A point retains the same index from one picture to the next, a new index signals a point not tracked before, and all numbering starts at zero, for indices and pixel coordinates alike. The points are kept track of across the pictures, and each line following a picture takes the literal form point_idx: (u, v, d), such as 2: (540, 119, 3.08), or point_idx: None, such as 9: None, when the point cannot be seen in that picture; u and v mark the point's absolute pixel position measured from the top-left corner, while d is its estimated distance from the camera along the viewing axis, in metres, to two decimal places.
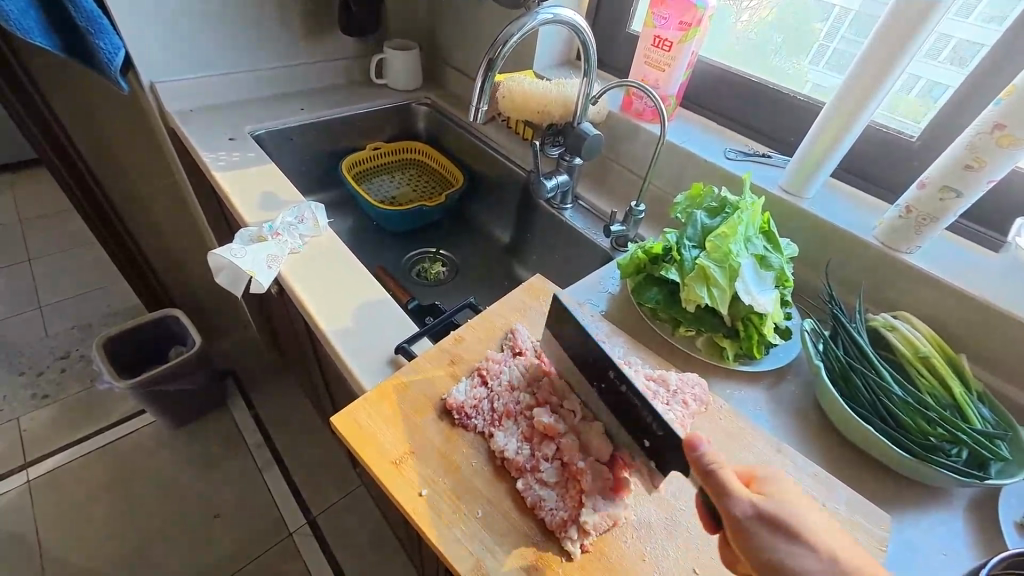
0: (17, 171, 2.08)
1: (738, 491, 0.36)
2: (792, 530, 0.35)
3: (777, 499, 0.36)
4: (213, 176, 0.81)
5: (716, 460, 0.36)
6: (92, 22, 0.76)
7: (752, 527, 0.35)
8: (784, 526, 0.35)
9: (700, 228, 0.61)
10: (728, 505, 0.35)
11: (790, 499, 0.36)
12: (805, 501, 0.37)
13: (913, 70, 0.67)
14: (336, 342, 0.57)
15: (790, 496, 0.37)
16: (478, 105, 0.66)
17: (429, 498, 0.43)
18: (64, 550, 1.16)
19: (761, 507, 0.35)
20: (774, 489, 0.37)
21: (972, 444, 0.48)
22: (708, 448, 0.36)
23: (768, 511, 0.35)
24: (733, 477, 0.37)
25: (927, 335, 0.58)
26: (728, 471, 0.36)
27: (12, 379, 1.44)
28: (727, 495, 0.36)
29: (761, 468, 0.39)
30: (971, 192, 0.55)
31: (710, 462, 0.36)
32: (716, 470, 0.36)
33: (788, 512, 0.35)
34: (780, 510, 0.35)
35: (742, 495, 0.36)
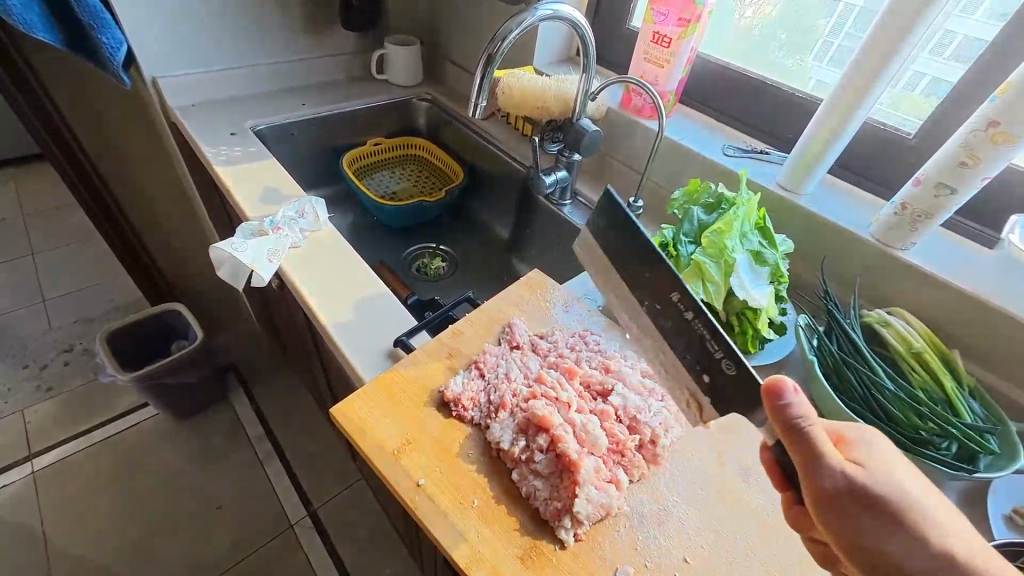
0: (19, 165, 2.10)
1: (832, 456, 0.34)
2: (883, 497, 0.33)
3: (870, 466, 0.34)
4: (215, 171, 0.82)
5: (811, 422, 0.33)
6: (94, 17, 0.77)
7: (839, 492, 0.34)
8: (874, 495, 0.33)
9: (697, 224, 0.61)
10: (816, 470, 0.33)
11: (886, 467, 0.34)
12: (900, 465, 0.35)
13: (916, 65, 0.67)
14: (336, 335, 0.58)
15: (884, 462, 0.35)
16: (477, 100, 0.66)
17: (425, 488, 0.44)
18: (68, 541, 1.18)
19: (851, 473, 0.34)
20: (868, 454, 0.35)
21: (961, 437, 0.49)
22: (799, 404, 0.33)
23: (861, 480, 0.33)
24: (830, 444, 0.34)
25: (921, 331, 0.59)
26: (822, 432, 0.33)
27: (16, 371, 1.46)
28: (821, 459, 0.33)
29: (852, 429, 0.37)
30: (965, 189, 0.56)
31: (799, 419, 0.33)
32: (804, 428, 0.33)
33: (879, 480, 0.34)
34: (874, 479, 0.34)
35: (835, 461, 0.33)
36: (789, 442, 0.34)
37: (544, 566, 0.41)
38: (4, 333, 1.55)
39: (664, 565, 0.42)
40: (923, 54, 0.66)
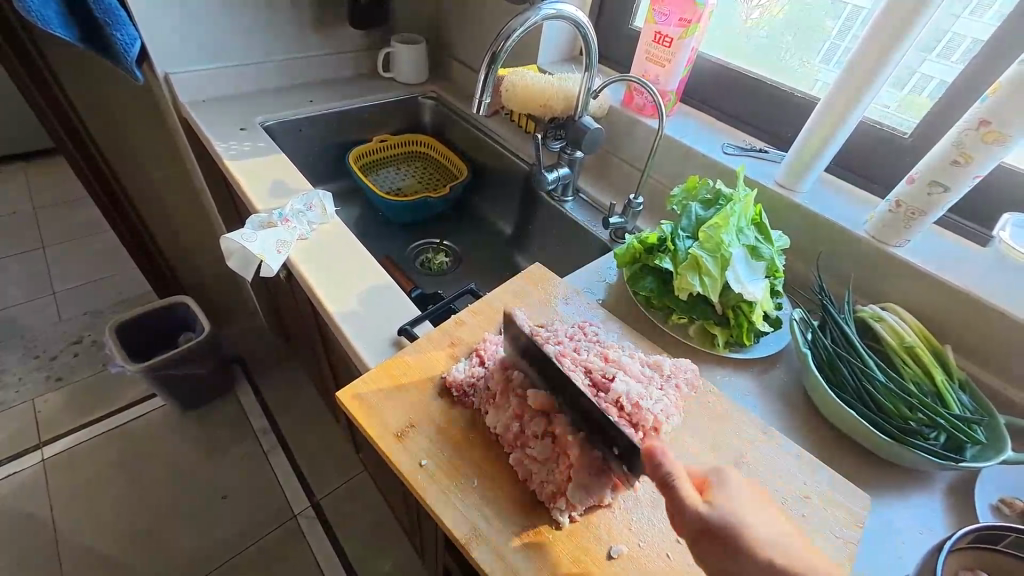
0: (28, 160, 2.13)
1: (689, 501, 0.38)
2: (734, 534, 0.37)
3: (722, 507, 0.38)
4: (225, 165, 0.83)
5: (673, 469, 0.37)
6: (110, 14, 0.79)
7: (697, 534, 0.37)
8: (724, 532, 0.37)
9: (694, 219, 0.63)
10: (678, 513, 0.38)
11: (735, 505, 0.38)
12: (747, 505, 0.39)
13: (920, 66, 0.68)
14: (343, 324, 0.59)
15: (737, 501, 0.39)
16: (481, 97, 0.68)
17: (428, 468, 0.46)
18: (77, 527, 1.20)
19: (706, 516, 0.37)
20: (720, 494, 0.39)
21: (949, 428, 0.50)
22: (669, 457, 0.38)
23: (715, 522, 0.37)
24: (688, 488, 0.38)
25: (914, 327, 0.60)
26: (684, 482, 0.37)
27: (26, 361, 1.48)
28: (682, 503, 0.37)
29: (711, 471, 0.41)
30: (958, 187, 0.57)
31: (660, 467, 0.37)
32: (675, 482, 0.37)
33: (729, 518, 0.37)
34: (723, 518, 0.37)
35: (694, 508, 0.37)
36: (663, 492, 0.38)
37: (540, 547, 0.42)
38: (15, 324, 1.58)
39: (657, 545, 0.43)
40: (931, 57, 0.66)
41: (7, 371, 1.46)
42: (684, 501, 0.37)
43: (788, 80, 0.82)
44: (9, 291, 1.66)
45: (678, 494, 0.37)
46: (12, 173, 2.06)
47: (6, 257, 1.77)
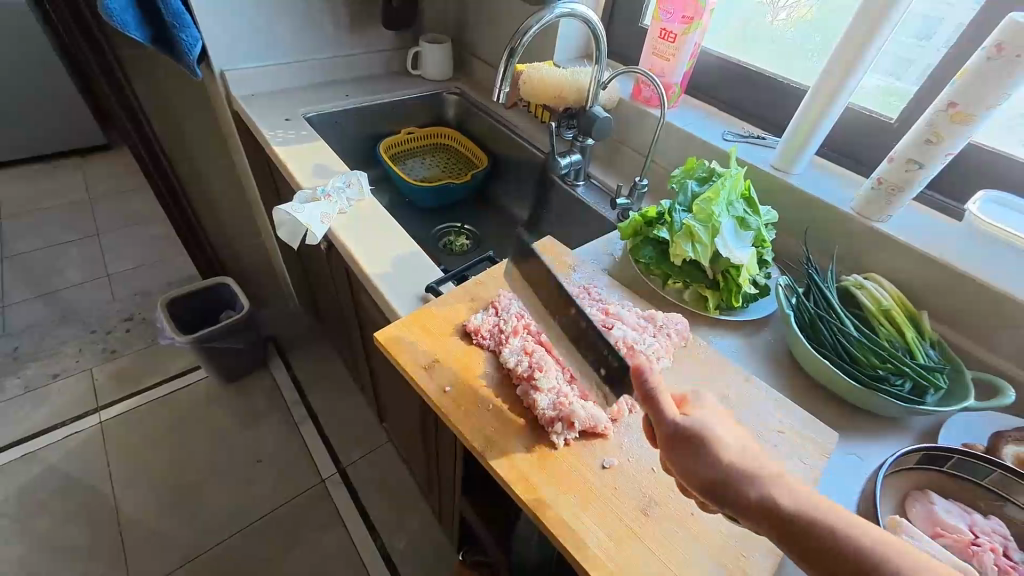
0: (83, 156, 2.31)
1: (666, 408, 0.41)
2: (703, 435, 0.40)
3: (696, 414, 0.42)
4: (272, 150, 0.94)
5: (657, 386, 0.41)
6: (176, 17, 0.90)
7: (671, 432, 0.40)
8: (695, 431, 0.40)
9: (690, 194, 0.70)
10: (655, 412, 0.41)
11: (708, 415, 0.42)
12: (720, 417, 0.42)
13: (911, 57, 0.73)
14: (378, 282, 0.68)
15: (710, 415, 0.42)
16: (500, 87, 0.76)
17: (451, 394, 0.54)
18: (130, 482, 1.33)
19: (679, 417, 0.41)
20: (698, 410, 0.42)
21: (913, 375, 0.56)
22: (652, 372, 0.41)
23: (687, 425, 0.40)
24: (665, 395, 0.41)
25: (893, 294, 0.65)
26: (663, 390, 0.41)
27: (85, 335, 1.63)
28: (660, 409, 0.41)
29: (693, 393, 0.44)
30: (931, 164, 0.63)
31: (648, 381, 0.40)
32: (649, 382, 0.41)
33: (699, 422, 0.40)
34: (697, 424, 0.40)
35: (667, 408, 0.41)
36: (637, 395, 0.42)
37: (542, 459, 0.50)
38: (73, 303, 1.73)
39: (643, 460, 0.51)
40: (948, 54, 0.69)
41: (67, 344, 1.60)
42: (660, 404, 0.41)
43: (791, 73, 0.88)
44: (68, 273, 1.82)
45: (654, 399, 0.41)
46: (70, 167, 2.25)
47: (66, 242, 1.94)
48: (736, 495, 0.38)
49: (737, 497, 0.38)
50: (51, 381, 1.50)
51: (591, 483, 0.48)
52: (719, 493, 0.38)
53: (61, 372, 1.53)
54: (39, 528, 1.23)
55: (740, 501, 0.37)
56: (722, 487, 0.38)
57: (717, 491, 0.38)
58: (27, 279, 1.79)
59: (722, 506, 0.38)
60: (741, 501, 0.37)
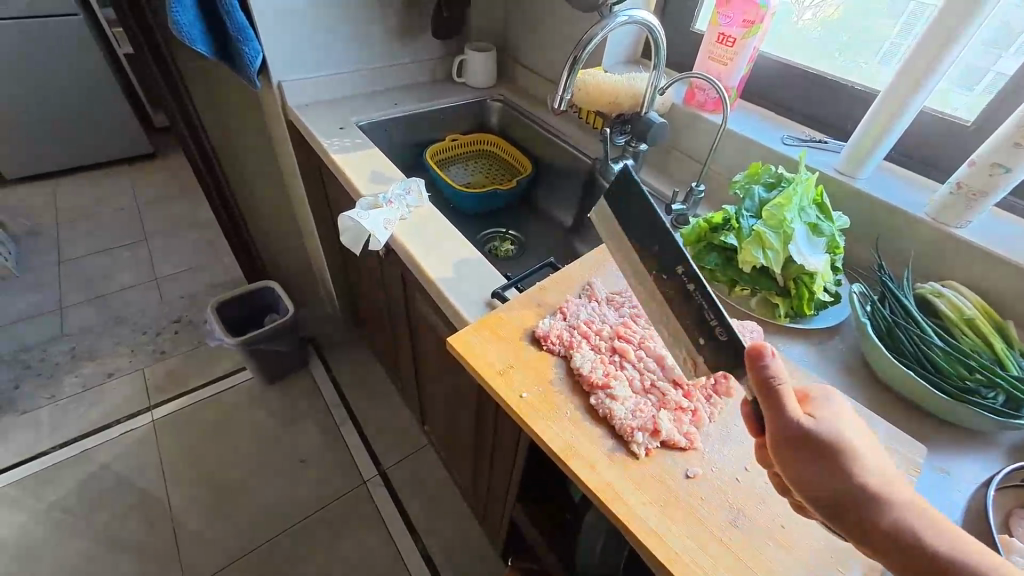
0: (131, 164, 2.41)
1: (794, 412, 0.40)
2: (835, 444, 0.40)
3: (824, 419, 0.41)
4: (330, 158, 0.96)
5: (784, 382, 0.40)
6: (240, 31, 0.93)
7: (795, 438, 0.40)
8: (826, 439, 0.40)
9: (757, 200, 0.69)
10: (781, 416, 0.40)
11: (838, 420, 0.41)
12: (848, 422, 0.42)
13: (982, 64, 0.70)
14: (443, 287, 0.69)
15: (838, 421, 0.41)
16: (562, 95, 0.77)
17: (527, 399, 0.54)
18: (181, 479, 1.37)
19: (807, 423, 0.40)
20: (826, 412, 0.42)
21: (1006, 387, 0.54)
22: (776, 364, 0.40)
23: (817, 432, 0.40)
24: (791, 398, 0.41)
25: (974, 302, 0.63)
26: (790, 392, 0.40)
27: (137, 336, 1.70)
28: (784, 411, 0.40)
29: (818, 392, 0.44)
30: (1018, 169, 0.60)
31: (772, 377, 0.40)
32: (776, 384, 0.40)
33: (831, 431, 0.40)
34: (826, 431, 0.40)
35: (797, 413, 0.40)
36: (761, 397, 0.41)
37: (624, 467, 0.49)
38: (125, 305, 1.80)
39: (726, 472, 0.50)
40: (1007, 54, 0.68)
41: (121, 344, 1.67)
42: (791, 410, 0.40)
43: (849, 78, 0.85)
44: (120, 276, 1.90)
45: (784, 405, 0.40)
46: (120, 175, 2.35)
47: (117, 246, 2.02)
48: (859, 515, 0.39)
49: (857, 515, 0.39)
50: (106, 380, 1.57)
51: (675, 492, 0.48)
52: (839, 509, 0.40)
53: (116, 372, 1.59)
54: (99, 522, 1.28)
55: (861, 520, 0.39)
56: (840, 498, 0.39)
57: (836, 506, 0.40)
58: (83, 282, 1.87)
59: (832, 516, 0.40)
60: (863, 521, 0.39)
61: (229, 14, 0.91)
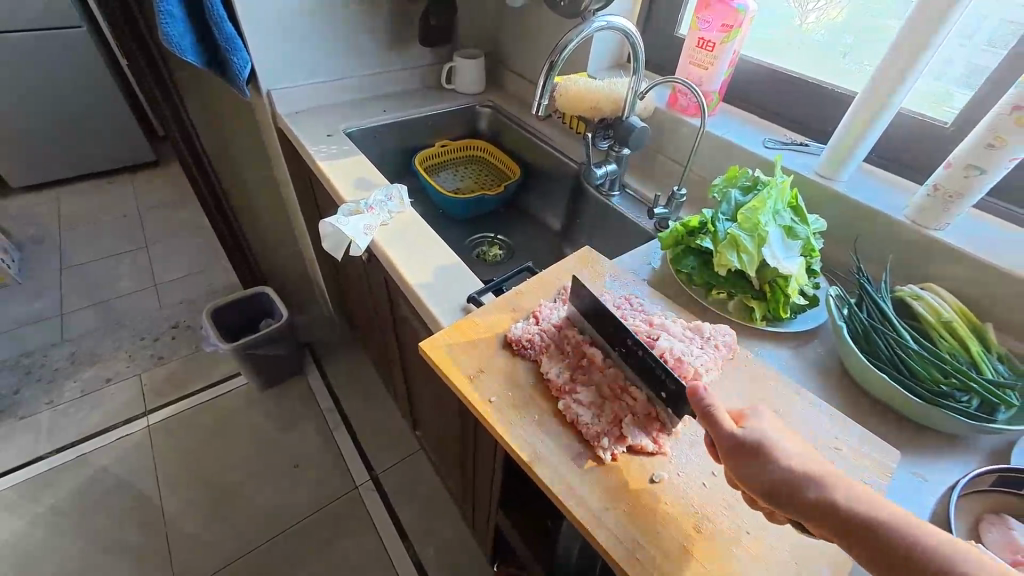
0: (134, 171, 2.45)
1: (723, 422, 0.43)
2: (760, 445, 0.41)
3: (753, 428, 0.43)
4: (317, 164, 0.97)
5: (713, 402, 0.43)
6: (229, 41, 0.94)
7: (731, 446, 0.42)
8: (753, 441, 0.41)
9: (733, 204, 0.69)
10: (714, 429, 0.43)
11: (766, 427, 0.43)
12: (779, 430, 0.43)
13: (973, 58, 0.69)
14: (421, 292, 0.70)
15: (770, 429, 0.43)
16: (540, 101, 0.77)
17: (496, 404, 0.54)
18: (175, 484, 1.38)
19: (737, 432, 0.42)
20: (756, 422, 0.43)
21: (981, 392, 0.53)
22: (708, 396, 0.43)
23: (749, 439, 0.41)
24: (721, 410, 0.43)
25: (953, 304, 0.62)
26: (718, 408, 0.43)
27: (135, 341, 1.71)
28: (715, 423, 0.43)
29: (749, 408, 0.45)
30: (994, 170, 0.60)
31: (702, 400, 0.43)
32: (701, 401, 0.43)
33: (759, 436, 0.42)
34: (759, 438, 0.41)
35: (725, 424, 0.43)
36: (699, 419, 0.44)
37: (590, 472, 0.49)
38: (124, 310, 1.82)
39: (693, 477, 0.49)
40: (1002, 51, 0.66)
41: (119, 350, 1.69)
42: (714, 419, 0.43)
43: (843, 78, 0.85)
44: (120, 282, 1.92)
45: (709, 415, 0.43)
46: (123, 182, 2.38)
47: (119, 253, 2.04)
48: (808, 506, 0.38)
49: (807, 504, 0.38)
50: (105, 385, 1.58)
51: (640, 497, 0.48)
52: (793, 502, 0.39)
53: (114, 377, 1.61)
54: (94, 525, 1.29)
55: (813, 509, 0.38)
56: (785, 495, 0.39)
57: (785, 500, 0.39)
58: (84, 288, 1.90)
59: (785, 511, 0.39)
60: (816, 509, 0.38)
61: (218, 24, 0.92)
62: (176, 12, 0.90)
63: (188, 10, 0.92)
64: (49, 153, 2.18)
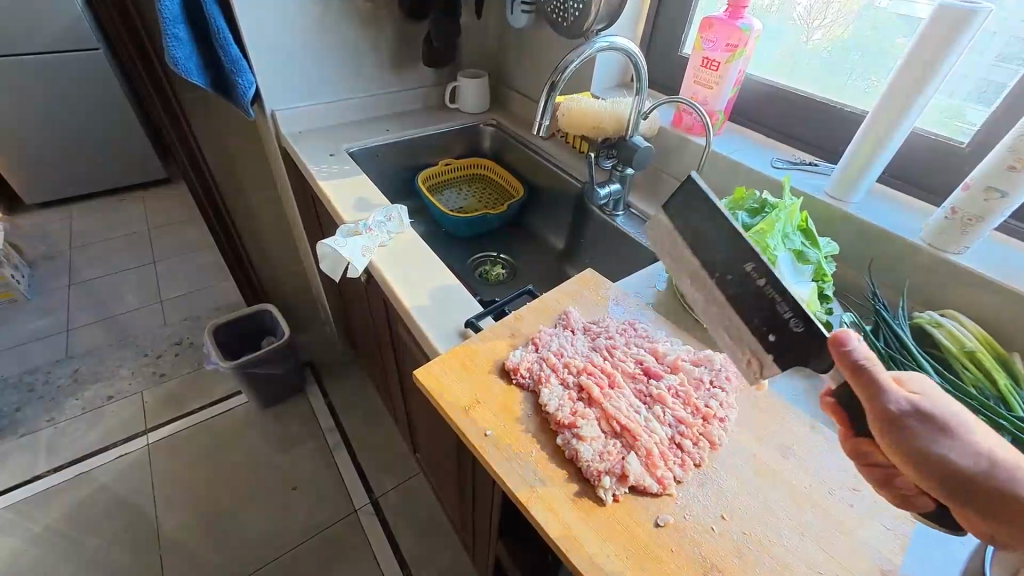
0: (145, 189, 2.49)
1: (888, 387, 0.31)
2: (950, 423, 0.30)
3: (931, 397, 0.31)
4: (318, 184, 0.97)
5: (870, 360, 0.31)
6: (234, 63, 0.95)
7: (900, 423, 0.31)
8: (934, 418, 0.30)
9: (740, 227, 0.67)
10: (878, 399, 0.31)
11: (948, 396, 0.31)
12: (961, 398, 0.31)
13: (987, 73, 0.68)
14: (417, 316, 0.68)
15: (943, 394, 0.32)
16: (541, 121, 0.76)
17: (492, 437, 0.52)
18: (170, 505, 1.35)
19: (911, 400, 0.31)
20: (929, 388, 0.32)
21: (1012, 430, 0.49)
22: (864, 350, 0.31)
23: (924, 411, 0.31)
24: (885, 372, 0.31)
25: (976, 332, 0.59)
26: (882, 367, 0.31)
27: (139, 358, 1.71)
28: (880, 394, 0.31)
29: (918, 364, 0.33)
30: (1016, 193, 0.57)
31: (863, 361, 0.31)
32: (868, 368, 0.31)
33: (944, 407, 0.31)
34: (938, 410, 0.30)
35: (895, 389, 0.31)
36: (851, 384, 0.32)
37: (589, 514, 0.47)
38: (130, 327, 1.83)
39: (701, 521, 0.46)
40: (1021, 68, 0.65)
41: (123, 366, 1.68)
42: (887, 388, 0.31)
43: (855, 97, 0.82)
44: (127, 299, 1.93)
45: (880, 384, 0.31)
46: (134, 199, 2.42)
47: (127, 269, 2.06)
48: (991, 497, 0.29)
49: (993, 495, 0.29)
50: (107, 402, 1.58)
51: (645, 542, 0.45)
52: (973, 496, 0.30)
53: (116, 394, 1.60)
54: (89, 547, 1.26)
55: (988, 494, 0.29)
56: (976, 487, 0.30)
57: (970, 493, 0.30)
58: (90, 304, 1.91)
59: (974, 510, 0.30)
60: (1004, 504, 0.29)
61: (223, 47, 0.92)
62: (182, 34, 0.90)
63: (193, 32, 0.93)
64: (62, 171, 2.22)
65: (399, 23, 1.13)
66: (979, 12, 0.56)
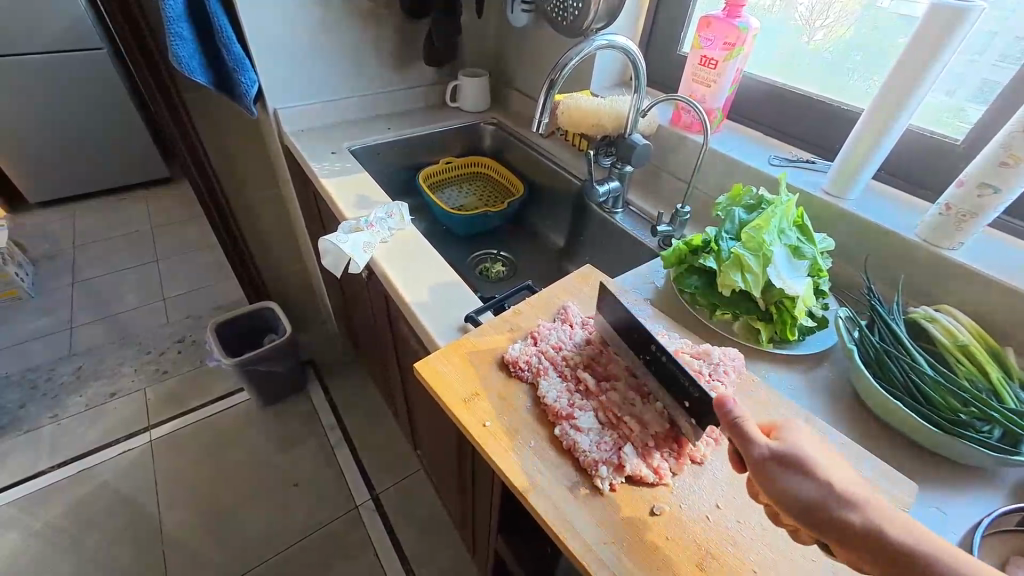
0: (148, 189, 2.51)
1: (754, 436, 0.40)
2: (806, 463, 0.38)
3: (790, 441, 0.40)
4: (319, 182, 0.98)
5: (743, 416, 0.40)
6: (237, 61, 0.96)
7: (764, 463, 0.39)
8: (795, 459, 0.39)
9: (737, 223, 0.67)
10: (745, 445, 0.40)
11: (804, 442, 0.40)
12: (812, 443, 0.40)
13: (985, 74, 0.68)
14: (417, 310, 0.69)
15: (807, 443, 0.40)
16: (541, 118, 0.77)
17: (490, 428, 0.53)
18: (173, 502, 1.36)
19: (774, 447, 0.39)
20: (790, 437, 0.40)
21: (1002, 421, 0.50)
22: (733, 402, 0.41)
23: (784, 452, 0.39)
24: (752, 423, 0.40)
25: (969, 327, 0.60)
26: (749, 421, 0.40)
27: (141, 356, 1.72)
28: (747, 440, 0.40)
29: (784, 419, 0.42)
30: (1009, 188, 0.58)
31: (730, 411, 0.40)
32: (735, 417, 0.40)
33: (798, 451, 0.39)
34: (793, 451, 0.39)
35: (758, 438, 0.40)
36: (729, 434, 0.41)
37: (586, 502, 0.47)
38: (132, 325, 1.84)
39: (697, 509, 0.47)
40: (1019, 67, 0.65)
41: (125, 364, 1.70)
42: (750, 436, 0.40)
43: (855, 96, 0.83)
44: (129, 297, 1.95)
45: (744, 432, 0.40)
46: (137, 198, 2.44)
47: (129, 267, 2.08)
48: (833, 525, 0.36)
49: (833, 522, 0.36)
50: (110, 400, 1.59)
51: (641, 530, 0.45)
52: (821, 522, 0.37)
53: (118, 392, 1.61)
54: (92, 542, 1.27)
55: (834, 523, 0.36)
56: (819, 512, 0.37)
57: (817, 519, 0.37)
58: (93, 303, 1.92)
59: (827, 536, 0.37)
60: (842, 531, 0.36)
61: (226, 45, 0.93)
62: (186, 33, 0.91)
63: (196, 31, 0.94)
64: (64, 170, 2.24)
65: (399, 24, 1.15)
66: (972, 10, 0.56)
